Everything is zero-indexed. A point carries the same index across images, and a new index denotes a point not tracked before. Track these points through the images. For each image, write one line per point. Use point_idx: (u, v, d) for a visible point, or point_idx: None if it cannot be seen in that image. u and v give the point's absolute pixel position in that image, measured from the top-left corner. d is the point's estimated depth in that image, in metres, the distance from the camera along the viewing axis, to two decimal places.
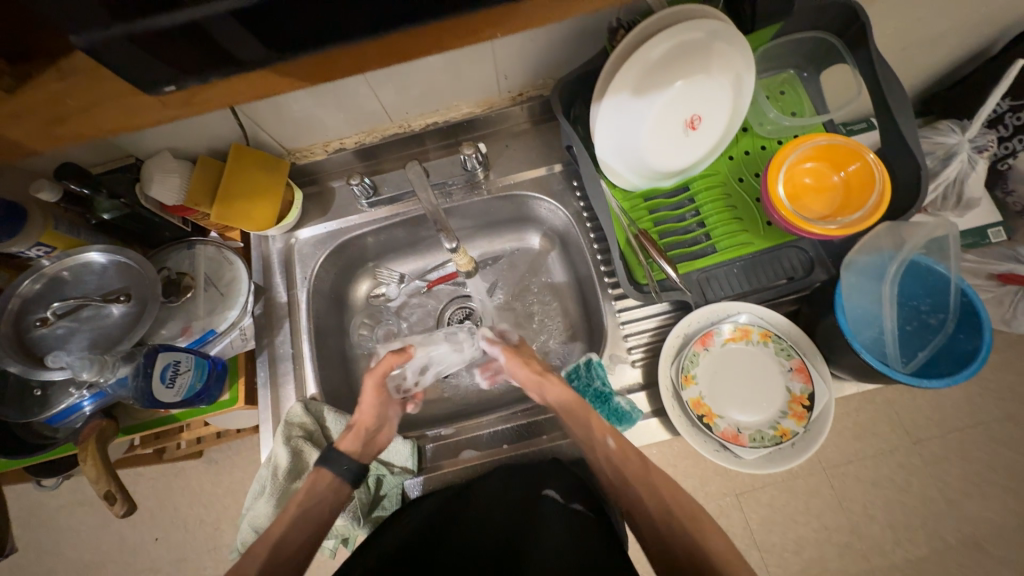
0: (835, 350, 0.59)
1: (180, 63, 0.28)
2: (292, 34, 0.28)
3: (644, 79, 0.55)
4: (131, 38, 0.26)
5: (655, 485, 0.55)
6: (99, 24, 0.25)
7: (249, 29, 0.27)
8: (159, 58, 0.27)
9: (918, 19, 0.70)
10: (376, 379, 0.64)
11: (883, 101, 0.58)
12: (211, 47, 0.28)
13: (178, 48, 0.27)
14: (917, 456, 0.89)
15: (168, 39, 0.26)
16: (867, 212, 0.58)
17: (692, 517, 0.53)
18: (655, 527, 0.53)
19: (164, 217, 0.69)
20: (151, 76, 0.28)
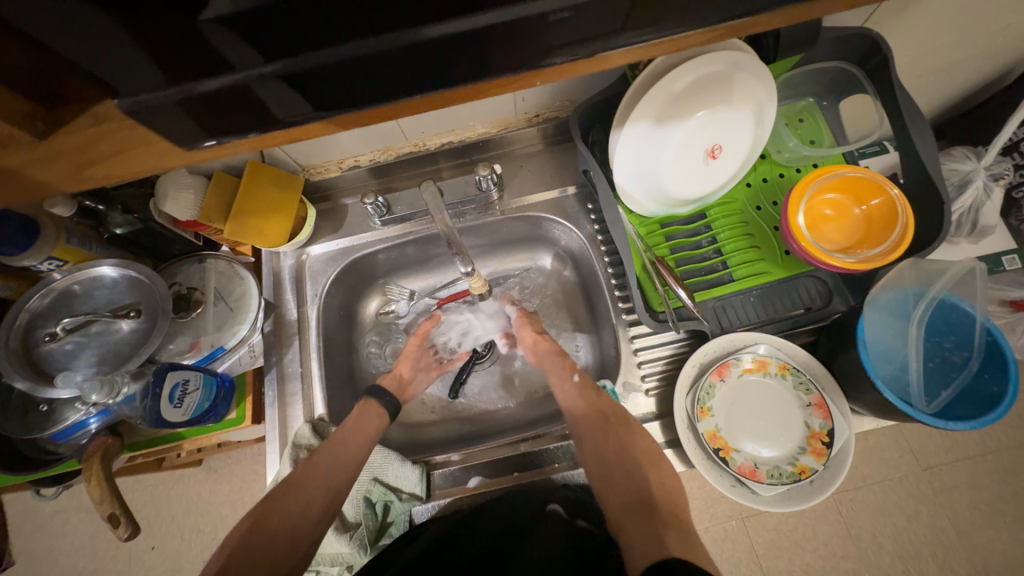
0: (855, 385, 0.58)
1: (215, 126, 0.29)
2: (330, 95, 0.29)
3: (665, 108, 0.55)
4: (178, 101, 0.27)
5: (632, 460, 0.56)
6: (147, 88, 0.26)
7: (291, 91, 0.28)
8: (198, 121, 0.28)
9: (937, 48, 0.70)
10: (419, 337, 0.78)
11: (906, 134, 0.57)
12: (253, 107, 0.29)
13: (222, 110, 0.28)
14: (927, 483, 0.88)
15: (212, 101, 0.27)
16: (888, 246, 0.56)
17: (664, 494, 0.53)
18: (625, 497, 0.54)
19: (177, 231, 0.69)
20: (188, 132, 0.29)
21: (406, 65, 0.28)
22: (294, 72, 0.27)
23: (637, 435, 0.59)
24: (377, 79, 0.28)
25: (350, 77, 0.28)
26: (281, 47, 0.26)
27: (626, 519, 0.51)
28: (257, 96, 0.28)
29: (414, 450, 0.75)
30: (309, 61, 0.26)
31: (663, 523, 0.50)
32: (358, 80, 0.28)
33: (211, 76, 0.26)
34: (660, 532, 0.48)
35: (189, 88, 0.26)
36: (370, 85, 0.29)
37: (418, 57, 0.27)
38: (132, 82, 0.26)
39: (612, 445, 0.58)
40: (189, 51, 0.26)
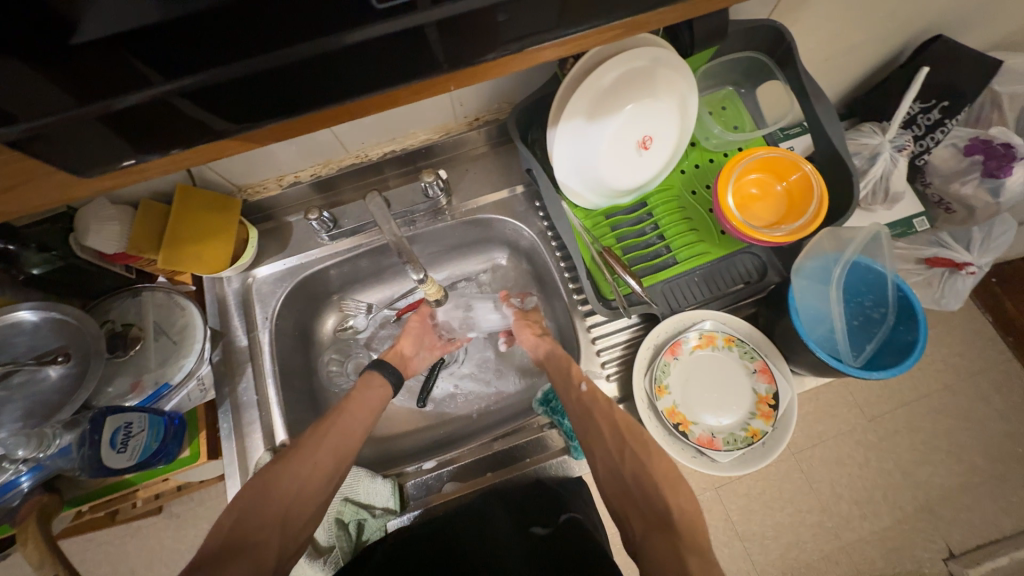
0: (793, 348, 0.62)
1: (138, 142, 0.28)
2: (258, 105, 0.29)
3: (596, 104, 0.57)
4: (99, 117, 0.26)
5: (651, 480, 0.54)
6: (56, 110, 0.25)
7: (216, 103, 0.28)
8: (120, 139, 0.28)
9: (835, 35, 0.76)
10: (420, 317, 0.78)
11: (813, 115, 0.63)
12: (175, 124, 0.28)
13: (144, 126, 0.28)
14: (872, 432, 0.96)
15: (132, 117, 0.27)
16: (808, 219, 0.62)
17: (684, 515, 0.50)
18: (645, 518, 0.51)
19: (104, 266, 0.64)
20: (105, 153, 0.28)
21: (333, 71, 0.28)
22: (217, 84, 0.26)
23: (656, 455, 0.56)
24: (304, 86, 0.28)
25: (269, 91, 0.28)
26: (200, 58, 0.25)
27: (646, 539, 0.49)
28: (180, 111, 0.27)
29: (387, 465, 0.74)
30: (232, 74, 0.26)
31: (684, 546, 0.47)
32: (286, 87, 0.28)
33: (128, 93, 0.26)
34: (682, 557, 0.46)
35: (106, 107, 0.26)
36: (298, 91, 0.29)
37: (346, 62, 0.27)
38: (37, 105, 0.24)
39: (630, 462, 0.55)
40: (97, 69, 0.25)
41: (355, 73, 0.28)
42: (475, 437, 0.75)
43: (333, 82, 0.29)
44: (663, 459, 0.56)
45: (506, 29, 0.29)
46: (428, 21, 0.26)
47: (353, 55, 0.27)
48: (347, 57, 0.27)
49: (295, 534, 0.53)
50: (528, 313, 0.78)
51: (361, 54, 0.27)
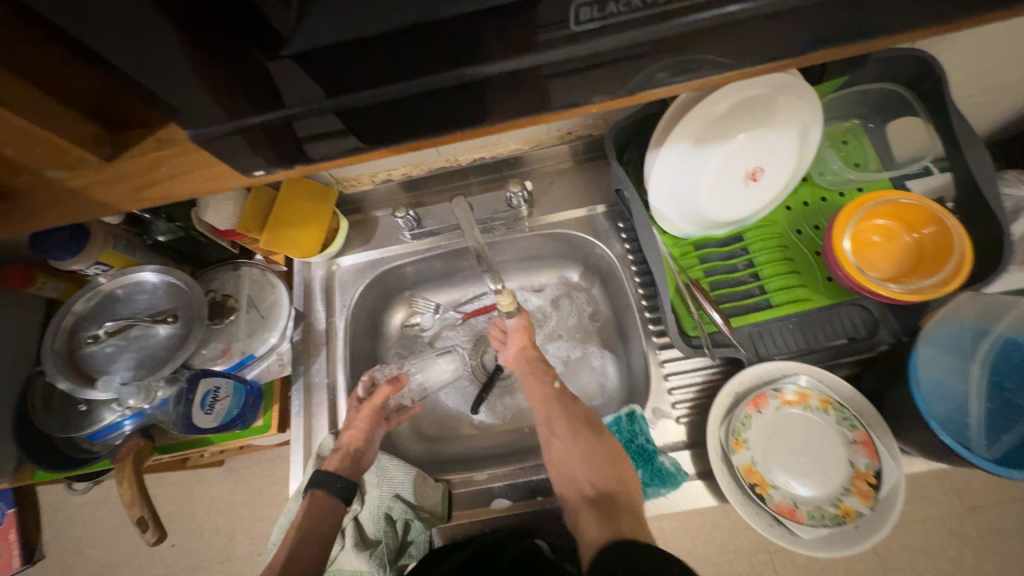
0: (902, 423, 0.54)
1: (267, 154, 0.31)
2: (377, 129, 0.30)
3: (705, 131, 0.54)
4: (236, 133, 0.29)
5: (599, 456, 0.61)
6: (209, 122, 0.28)
7: (343, 124, 0.30)
8: (253, 152, 0.30)
9: (994, 68, 0.66)
10: (373, 403, 0.68)
11: (964, 161, 0.55)
12: (303, 138, 0.31)
13: (282, 138, 0.30)
14: (976, 528, 0.82)
15: (269, 132, 0.29)
16: (941, 278, 0.53)
17: (624, 485, 0.59)
18: (589, 485, 0.59)
19: (215, 239, 0.70)
20: (244, 161, 0.31)
21: (451, 101, 0.29)
22: (347, 108, 0.29)
23: (601, 431, 0.63)
24: (424, 114, 0.30)
25: (395, 115, 0.30)
26: (339, 85, 0.28)
27: (584, 511, 0.58)
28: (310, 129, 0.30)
29: (432, 465, 0.74)
30: (363, 100, 0.28)
31: (620, 511, 0.57)
32: (405, 114, 0.30)
33: (273, 110, 0.28)
34: (617, 524, 0.56)
35: (252, 121, 0.28)
36: (415, 118, 0.30)
37: (465, 95, 0.29)
38: (197, 115, 0.27)
39: (582, 442, 0.62)
40: (253, 84, 0.28)
41: (470, 104, 0.30)
42: (522, 452, 0.74)
43: (449, 112, 0.30)
44: (605, 430, 0.64)
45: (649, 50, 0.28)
46: (546, 60, 0.28)
47: (472, 89, 0.29)
48: (466, 88, 0.28)
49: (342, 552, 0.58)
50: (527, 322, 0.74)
51: (481, 89, 0.29)
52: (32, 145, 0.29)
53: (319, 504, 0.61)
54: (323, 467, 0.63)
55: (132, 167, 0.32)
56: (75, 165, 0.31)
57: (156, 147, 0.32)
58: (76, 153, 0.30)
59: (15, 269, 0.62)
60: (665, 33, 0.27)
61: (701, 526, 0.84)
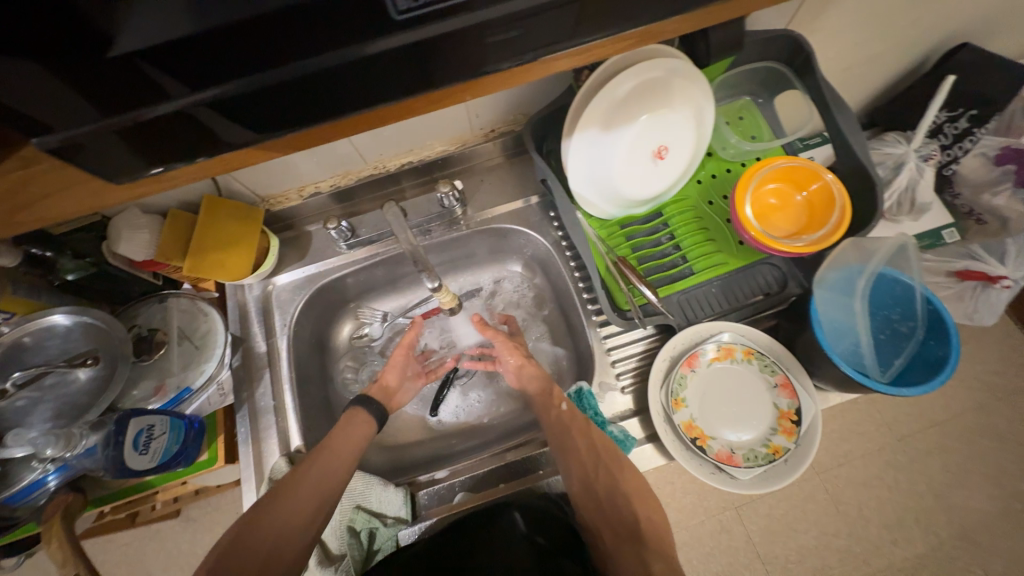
0: (816, 363, 0.60)
1: (161, 152, 0.29)
2: (274, 118, 0.29)
3: (611, 114, 0.58)
4: (115, 132, 0.26)
5: (621, 492, 0.59)
6: (83, 121, 0.25)
7: (236, 117, 0.28)
8: (143, 152, 0.28)
9: (857, 43, 0.75)
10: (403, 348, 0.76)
11: (835, 124, 0.62)
12: (195, 135, 0.28)
13: (169, 138, 0.28)
14: (903, 452, 0.91)
15: (155, 130, 0.27)
16: (829, 229, 0.60)
17: (650, 524, 0.58)
18: (614, 526, 0.58)
19: (134, 272, 0.67)
20: (131, 164, 0.29)
21: (343, 85, 0.28)
22: (236, 98, 0.27)
23: (625, 468, 0.60)
24: (316, 99, 0.28)
25: (287, 100, 0.28)
26: (219, 73, 0.26)
27: (616, 550, 0.56)
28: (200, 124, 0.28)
29: (397, 474, 0.74)
30: (249, 87, 0.26)
31: (648, 551, 0.55)
32: (300, 100, 0.28)
33: (154, 105, 0.26)
34: (647, 563, 0.54)
35: (134, 117, 0.26)
36: (311, 104, 0.28)
37: (357, 80, 0.28)
38: (66, 116, 0.25)
39: (604, 480, 0.59)
40: (124, 82, 0.25)
41: (358, 88, 0.28)
42: (487, 446, 0.75)
43: (340, 97, 0.29)
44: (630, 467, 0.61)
45: (522, 42, 0.28)
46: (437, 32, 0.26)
47: (359, 69, 0.27)
48: (353, 71, 0.27)
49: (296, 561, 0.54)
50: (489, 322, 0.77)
51: (367, 71, 0.27)
52: None
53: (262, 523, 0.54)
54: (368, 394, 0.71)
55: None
56: None
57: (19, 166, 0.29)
58: None
59: None
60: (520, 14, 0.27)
61: (671, 493, 0.88)
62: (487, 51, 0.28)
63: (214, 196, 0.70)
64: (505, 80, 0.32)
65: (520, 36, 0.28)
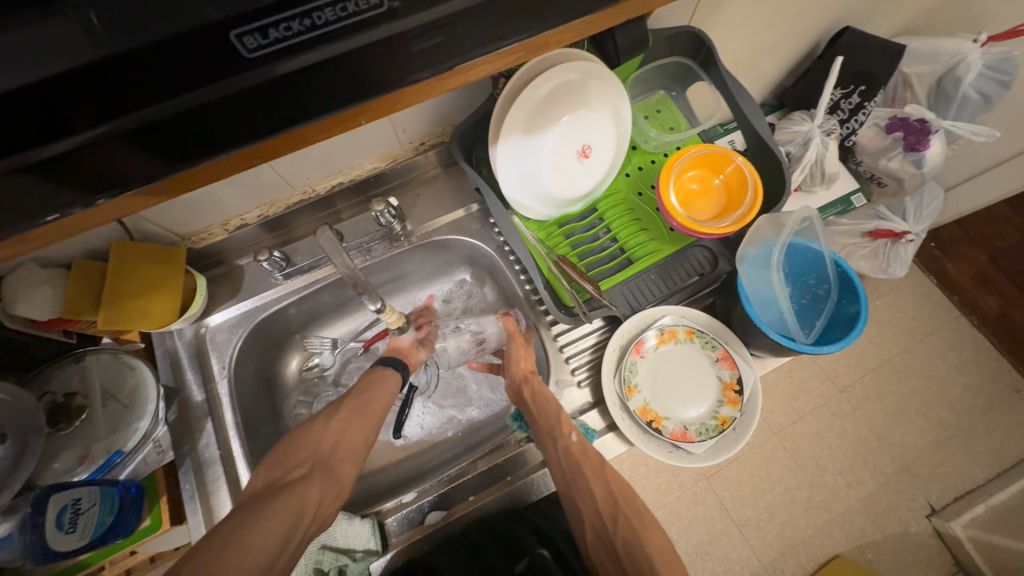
0: (750, 334, 0.64)
1: (67, 187, 0.26)
2: (191, 146, 0.27)
3: (532, 119, 0.59)
4: (11, 173, 0.24)
5: (640, 551, 0.55)
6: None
7: (148, 145, 0.26)
8: (47, 189, 0.26)
9: (754, 34, 0.81)
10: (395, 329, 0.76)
11: (739, 110, 0.66)
12: (104, 169, 0.27)
13: (72, 175, 0.26)
14: (845, 402, 0.99)
15: (58, 166, 0.25)
16: (746, 208, 0.65)
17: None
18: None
19: (39, 335, 0.61)
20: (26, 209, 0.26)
21: (259, 106, 0.26)
22: (148, 127, 0.25)
23: (644, 521, 0.58)
24: (225, 127, 0.27)
25: (192, 129, 0.26)
26: (123, 105, 0.23)
27: None
28: (108, 155, 0.26)
29: (368, 503, 0.71)
30: (161, 116, 0.24)
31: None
32: (217, 125, 0.26)
33: (53, 142, 0.23)
34: None
35: (31, 157, 0.23)
36: (228, 129, 0.27)
37: (268, 102, 0.26)
38: None
39: (621, 530, 0.57)
40: (11, 122, 0.22)
41: (274, 110, 0.27)
42: (455, 460, 0.74)
43: (256, 120, 0.27)
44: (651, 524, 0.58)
45: (427, 57, 0.28)
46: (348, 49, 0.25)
47: (276, 90, 0.26)
48: (268, 92, 0.26)
49: None
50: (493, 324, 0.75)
51: (284, 91, 0.26)
52: None
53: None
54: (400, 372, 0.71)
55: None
56: None
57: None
58: None
59: None
60: (419, 32, 0.26)
61: (645, 475, 0.91)
62: (410, 59, 0.27)
63: (125, 240, 0.64)
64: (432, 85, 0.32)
65: (440, 42, 0.27)
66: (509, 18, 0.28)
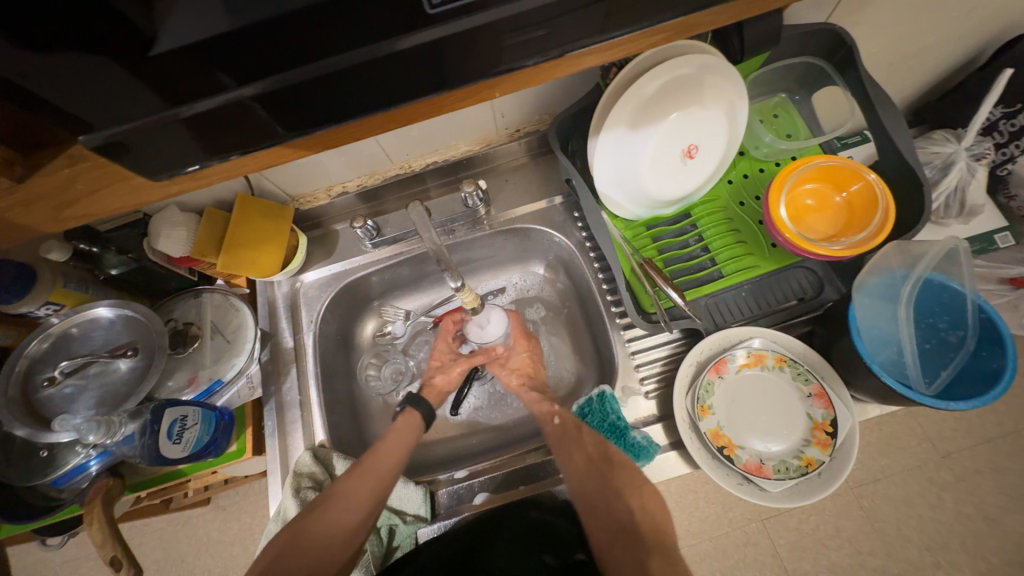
0: (852, 373, 0.57)
1: (202, 146, 0.30)
2: (305, 116, 0.30)
3: (639, 113, 0.56)
4: (162, 126, 0.28)
5: (616, 489, 0.56)
6: (132, 115, 0.27)
7: (269, 112, 0.29)
8: (184, 148, 0.30)
9: (906, 36, 0.70)
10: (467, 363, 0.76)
11: (878, 120, 0.58)
12: (233, 132, 0.30)
13: (205, 134, 0.29)
14: (947, 470, 0.86)
15: (199, 125, 0.28)
16: (871, 232, 0.58)
17: (650, 522, 0.54)
18: (609, 527, 0.54)
19: (171, 268, 0.70)
20: (170, 160, 0.30)
21: (366, 82, 0.29)
22: (271, 93, 0.28)
23: (618, 471, 0.58)
24: (351, 94, 0.29)
25: (322, 95, 0.29)
26: (255, 69, 0.27)
27: (611, 548, 0.52)
28: (238, 119, 0.29)
29: (419, 471, 0.74)
30: (283, 84, 0.27)
31: (648, 550, 0.52)
32: (328, 97, 0.29)
33: (196, 100, 0.27)
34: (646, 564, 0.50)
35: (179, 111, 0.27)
36: (335, 102, 0.29)
37: (395, 70, 0.28)
38: (106, 116, 0.27)
39: (596, 478, 0.57)
40: (170, 75, 0.26)
41: (378, 87, 0.29)
42: (504, 446, 0.75)
43: (360, 96, 0.29)
44: (625, 470, 0.58)
45: (547, 41, 0.29)
46: (500, 15, 0.27)
47: (383, 67, 0.28)
48: (374, 67, 0.28)
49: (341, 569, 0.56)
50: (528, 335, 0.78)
51: (389, 68, 0.28)
52: None
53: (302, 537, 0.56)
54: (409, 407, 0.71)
55: (45, 187, 0.33)
56: None
57: (68, 164, 0.33)
58: None
59: None
60: (548, 18, 0.28)
61: (694, 502, 0.86)
62: (500, 54, 0.29)
63: (247, 195, 0.72)
64: (532, 76, 0.34)
65: (544, 36, 0.29)
66: (619, 12, 0.29)
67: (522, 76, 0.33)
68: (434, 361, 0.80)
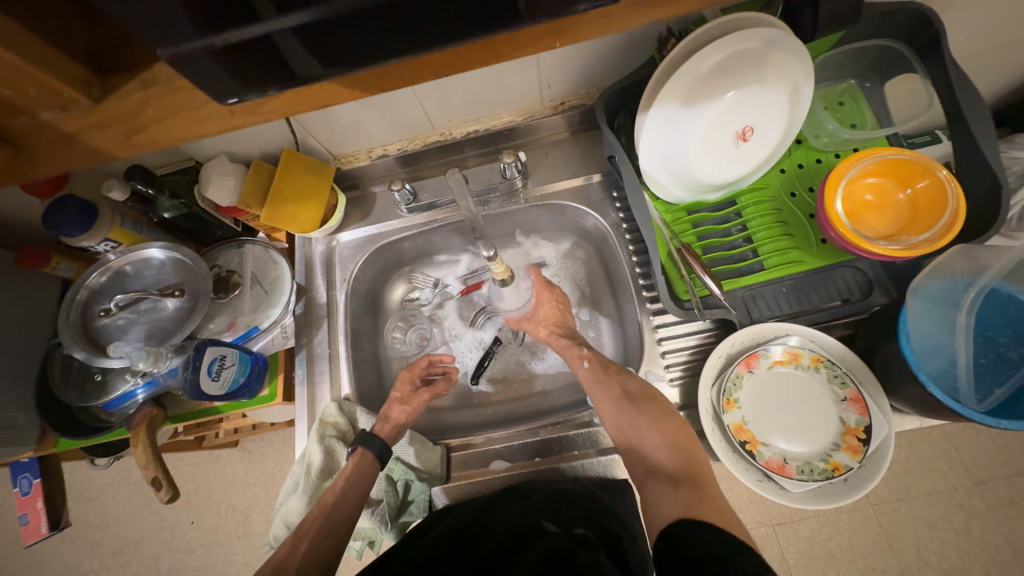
0: (893, 380, 0.55)
1: (246, 77, 0.30)
2: (341, 53, 0.30)
3: (693, 90, 0.53)
4: (211, 53, 0.28)
5: (646, 432, 0.55)
6: (180, 41, 0.27)
7: (308, 46, 0.29)
8: (234, 76, 0.30)
9: (1002, 23, 0.63)
10: (431, 396, 0.72)
11: (957, 107, 0.53)
12: (277, 64, 0.30)
13: (247, 64, 0.30)
14: (979, 496, 0.81)
15: (243, 55, 0.29)
16: (935, 233, 0.54)
17: (678, 455, 0.53)
18: (650, 466, 0.53)
19: (218, 217, 0.72)
20: (221, 88, 0.31)
21: (402, 21, 0.29)
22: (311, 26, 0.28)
23: (648, 411, 0.56)
24: (399, 28, 0.29)
25: (368, 28, 0.29)
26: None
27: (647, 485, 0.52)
28: (282, 48, 0.29)
29: (436, 434, 0.76)
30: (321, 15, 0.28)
31: (680, 485, 0.50)
32: (364, 30, 0.29)
33: (240, 27, 0.28)
34: (674, 497, 0.49)
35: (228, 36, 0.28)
36: (373, 42, 0.30)
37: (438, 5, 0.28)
38: (167, 37, 0.27)
39: (625, 418, 0.56)
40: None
41: (417, 28, 0.29)
42: (519, 419, 0.76)
43: (399, 36, 0.30)
44: (654, 407, 0.57)
45: None
46: None
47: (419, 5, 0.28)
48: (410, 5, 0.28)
49: (342, 523, 0.59)
50: (555, 288, 0.76)
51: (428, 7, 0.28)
52: (25, 86, 0.32)
53: (331, 505, 0.60)
54: (387, 412, 0.69)
55: (117, 108, 0.35)
56: (64, 107, 0.35)
57: (141, 88, 0.35)
58: (64, 92, 0.34)
59: (31, 250, 0.66)
60: None
61: None
62: (542, 6, 0.29)
63: (293, 150, 0.73)
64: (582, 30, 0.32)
65: None
66: None
67: (583, 25, 0.33)
68: (393, 392, 0.73)
